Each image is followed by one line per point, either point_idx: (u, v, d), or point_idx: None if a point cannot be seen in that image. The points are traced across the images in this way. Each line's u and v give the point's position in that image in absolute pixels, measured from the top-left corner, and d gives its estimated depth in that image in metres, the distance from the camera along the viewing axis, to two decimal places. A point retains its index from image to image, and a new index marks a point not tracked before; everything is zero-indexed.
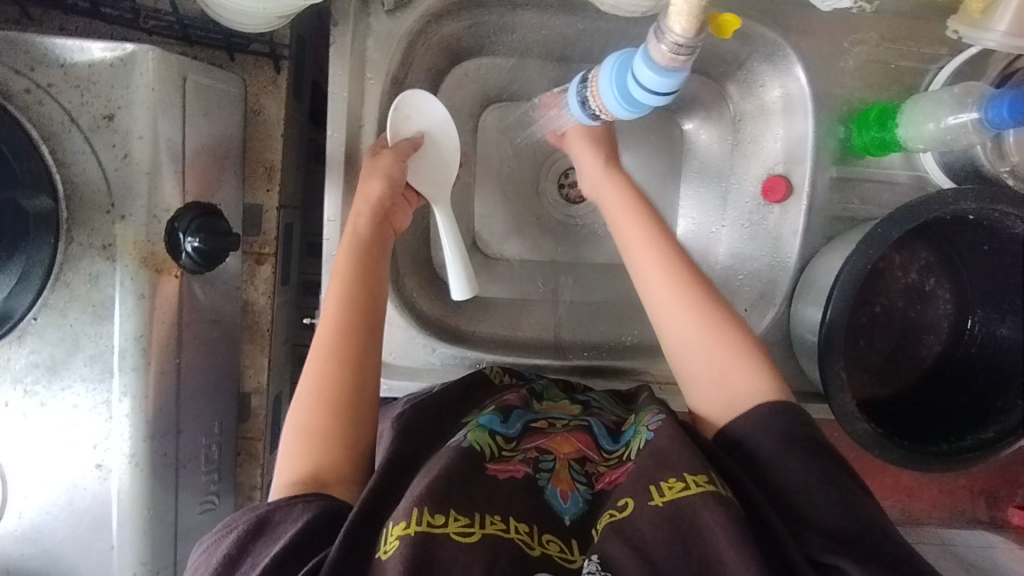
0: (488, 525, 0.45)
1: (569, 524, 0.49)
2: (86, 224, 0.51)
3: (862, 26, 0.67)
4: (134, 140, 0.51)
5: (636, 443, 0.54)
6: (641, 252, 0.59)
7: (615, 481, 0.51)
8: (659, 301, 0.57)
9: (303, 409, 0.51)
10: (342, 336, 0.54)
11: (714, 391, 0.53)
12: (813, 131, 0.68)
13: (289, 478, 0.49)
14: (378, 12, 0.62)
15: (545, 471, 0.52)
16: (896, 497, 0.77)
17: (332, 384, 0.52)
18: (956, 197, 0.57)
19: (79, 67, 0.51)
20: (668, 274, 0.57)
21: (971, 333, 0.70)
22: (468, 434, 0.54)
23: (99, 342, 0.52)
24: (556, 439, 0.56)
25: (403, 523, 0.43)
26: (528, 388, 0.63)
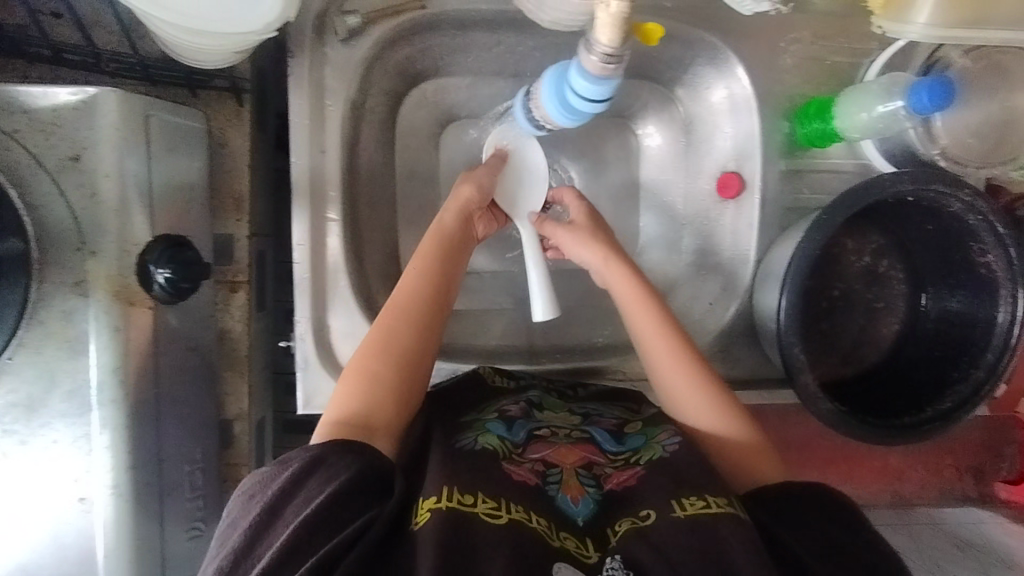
0: (514, 510, 0.48)
1: (581, 525, 0.51)
2: (59, 263, 0.52)
3: (796, 26, 0.71)
4: (102, 179, 0.53)
5: (649, 454, 0.57)
6: (659, 352, 0.61)
7: (625, 484, 0.54)
8: (667, 379, 0.60)
9: (368, 358, 0.55)
10: (418, 304, 0.58)
11: (736, 469, 0.57)
12: (760, 127, 0.71)
13: (339, 415, 0.53)
14: (333, 41, 0.64)
15: (554, 482, 0.54)
16: (886, 484, 0.78)
17: (399, 339, 0.57)
18: (894, 180, 0.61)
19: (44, 112, 0.52)
20: (682, 361, 0.60)
21: (926, 310, 0.73)
22: (478, 437, 0.56)
23: (76, 377, 0.53)
24: (558, 449, 0.57)
25: (434, 498, 0.48)
26: (528, 399, 0.64)
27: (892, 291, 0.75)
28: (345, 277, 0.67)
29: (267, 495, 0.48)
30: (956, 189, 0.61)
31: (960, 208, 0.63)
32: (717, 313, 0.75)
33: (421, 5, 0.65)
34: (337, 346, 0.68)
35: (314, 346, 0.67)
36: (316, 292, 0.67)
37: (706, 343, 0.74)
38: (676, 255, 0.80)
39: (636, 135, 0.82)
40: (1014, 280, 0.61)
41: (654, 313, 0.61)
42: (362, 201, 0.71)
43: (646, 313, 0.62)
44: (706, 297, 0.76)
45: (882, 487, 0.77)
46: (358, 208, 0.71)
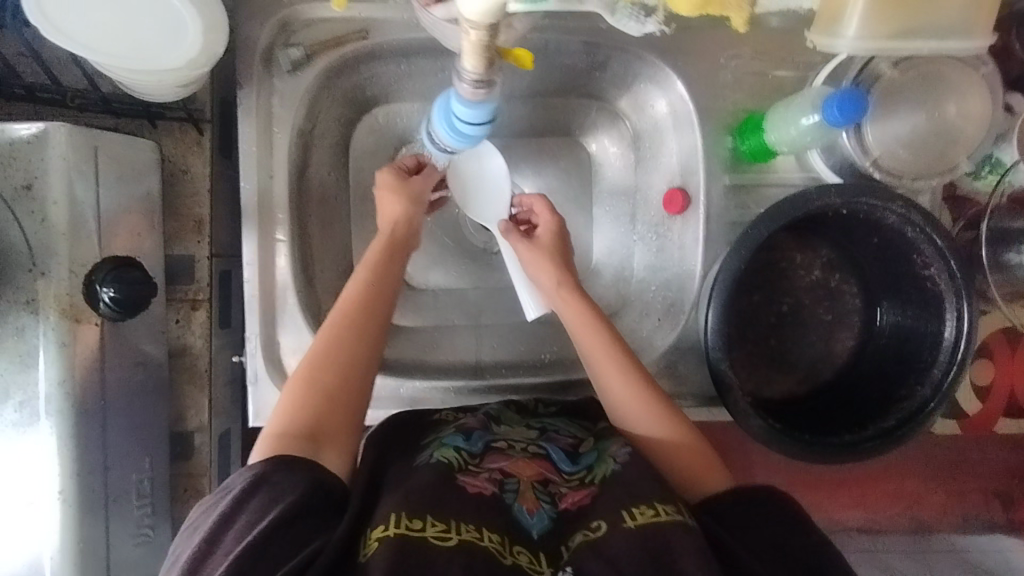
0: (465, 532, 0.49)
1: (536, 539, 0.52)
2: (11, 283, 0.57)
3: (735, 42, 0.71)
4: (51, 205, 0.58)
5: (602, 470, 0.58)
6: (609, 370, 0.62)
7: (580, 503, 0.55)
8: (615, 394, 0.62)
9: (309, 372, 0.57)
10: (358, 314, 0.61)
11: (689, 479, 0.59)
12: (701, 143, 0.71)
13: (282, 429, 0.54)
14: (280, 72, 0.68)
15: (510, 491, 0.55)
16: (902, 506, 0.80)
17: (341, 352, 0.58)
18: (820, 193, 0.60)
19: (1, 145, 0.57)
20: (627, 377, 0.62)
21: (881, 325, 0.71)
22: (437, 452, 0.57)
23: (28, 389, 0.58)
24: (518, 462, 0.58)
25: (383, 526, 0.48)
26: (484, 413, 0.65)
27: (847, 306, 0.73)
28: (294, 296, 0.70)
29: (208, 522, 0.48)
30: (886, 202, 0.60)
31: (896, 220, 0.61)
32: (665, 329, 0.74)
33: (362, 35, 0.68)
34: (287, 361, 0.70)
35: (264, 362, 0.70)
36: (265, 310, 0.70)
37: (653, 360, 0.73)
38: (629, 270, 0.80)
39: (586, 150, 0.83)
40: (958, 295, 0.60)
41: (598, 333, 0.63)
42: (312, 222, 0.75)
43: (591, 333, 0.63)
44: (655, 313, 0.76)
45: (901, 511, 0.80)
46: (308, 229, 0.74)
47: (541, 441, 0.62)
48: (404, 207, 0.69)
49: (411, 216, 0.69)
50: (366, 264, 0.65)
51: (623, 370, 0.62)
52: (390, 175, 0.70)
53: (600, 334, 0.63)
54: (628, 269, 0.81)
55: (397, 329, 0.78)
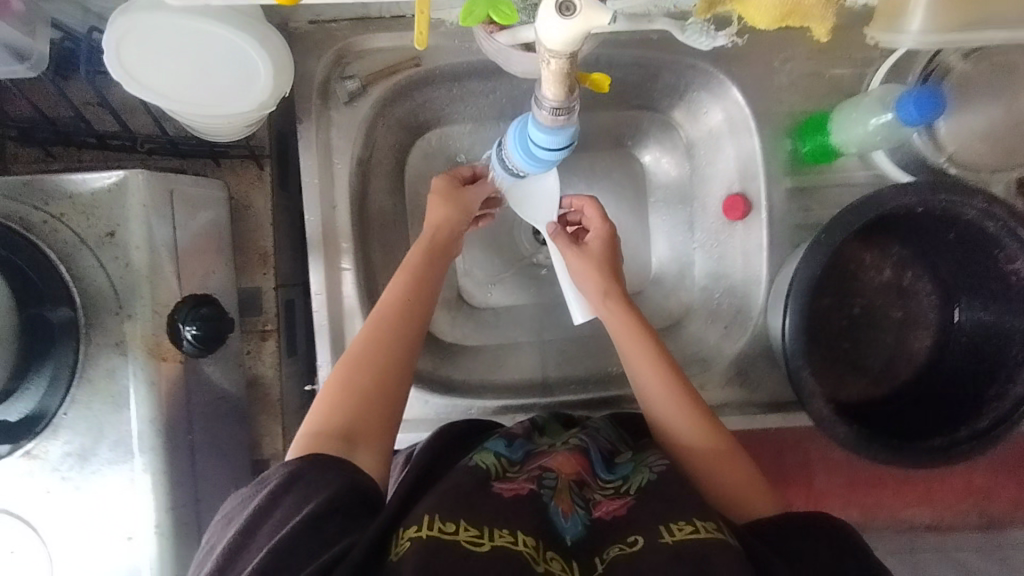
0: (498, 537, 0.48)
1: (569, 544, 0.51)
2: (101, 326, 0.59)
3: (789, 44, 0.70)
4: (134, 250, 0.59)
5: (637, 480, 0.57)
6: (652, 381, 0.61)
7: (615, 512, 0.54)
8: (658, 406, 0.61)
9: (348, 376, 0.59)
10: (397, 323, 0.62)
11: (729, 496, 0.57)
12: (761, 147, 0.70)
13: (319, 426, 0.55)
14: (337, 105, 0.70)
15: (548, 487, 0.55)
16: None
17: (380, 355, 0.60)
18: (896, 192, 0.58)
19: (83, 195, 0.59)
20: (671, 390, 0.61)
21: (959, 324, 0.68)
22: (476, 456, 0.58)
23: (121, 428, 0.60)
24: (557, 459, 0.59)
25: (415, 527, 0.47)
26: (530, 423, 0.66)
27: (922, 305, 0.72)
28: (362, 323, 0.71)
29: (243, 515, 0.49)
30: (967, 199, 0.58)
31: (975, 215, 0.59)
32: (733, 336, 0.73)
33: (416, 62, 0.69)
34: None
35: None
36: (334, 340, 0.71)
37: (722, 370, 0.72)
38: (689, 278, 0.80)
39: (638, 161, 0.82)
40: None
41: (642, 344, 0.63)
42: (373, 248, 0.76)
43: (634, 343, 0.63)
44: (723, 320, 0.75)
45: None
46: (370, 255, 0.75)
47: (583, 435, 0.63)
48: (452, 213, 0.70)
49: (457, 224, 0.70)
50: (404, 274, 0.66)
51: (665, 377, 0.61)
52: (444, 179, 0.71)
53: (643, 341, 0.63)
54: (688, 277, 0.80)
55: (460, 349, 0.78)
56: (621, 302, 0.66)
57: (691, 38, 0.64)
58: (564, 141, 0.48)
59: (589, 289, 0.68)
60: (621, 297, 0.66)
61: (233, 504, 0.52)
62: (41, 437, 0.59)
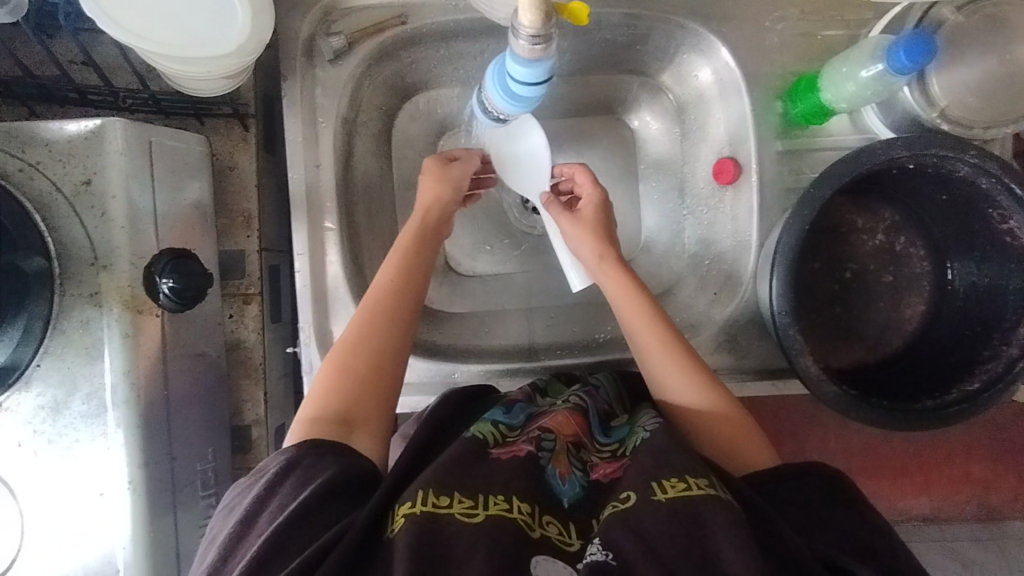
0: (492, 505, 0.46)
1: (567, 506, 0.50)
2: (76, 277, 0.58)
3: (782, 4, 0.69)
4: (111, 200, 0.59)
5: (632, 440, 0.55)
6: (653, 347, 0.60)
7: (612, 475, 0.52)
8: (661, 373, 0.59)
9: (345, 354, 0.57)
10: (393, 298, 0.60)
11: (730, 455, 0.56)
12: (750, 109, 0.68)
13: (315, 409, 0.53)
14: (322, 63, 0.69)
15: (547, 450, 0.53)
16: (969, 494, 0.80)
17: (377, 334, 0.58)
18: (887, 146, 0.56)
19: (61, 143, 0.58)
20: (673, 353, 0.59)
21: (953, 285, 0.67)
22: (473, 426, 0.56)
23: (94, 381, 0.59)
24: (556, 420, 0.57)
25: (409, 503, 0.45)
26: (531, 386, 0.64)
27: (915, 269, 0.70)
28: (345, 286, 0.70)
29: (244, 503, 0.48)
30: (958, 152, 0.56)
31: (967, 171, 0.58)
32: (723, 301, 0.71)
33: (401, 20, 0.68)
34: None
35: (318, 353, 0.69)
36: (317, 302, 0.70)
37: (711, 336, 0.70)
38: (679, 246, 0.79)
39: (629, 125, 0.82)
40: None
41: (642, 310, 0.61)
42: (359, 211, 0.75)
43: (634, 310, 0.61)
44: (712, 286, 0.73)
45: (970, 498, 0.80)
46: (356, 218, 0.74)
47: (581, 396, 0.62)
48: (441, 190, 0.66)
49: (446, 204, 0.67)
50: (397, 249, 0.63)
51: (663, 342, 0.59)
52: (437, 162, 0.68)
53: (640, 303, 0.61)
54: (678, 245, 0.79)
55: (446, 316, 0.77)
56: (619, 269, 0.64)
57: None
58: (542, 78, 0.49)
59: (585, 256, 0.66)
60: (619, 263, 0.64)
61: (236, 494, 0.51)
62: (13, 391, 0.58)
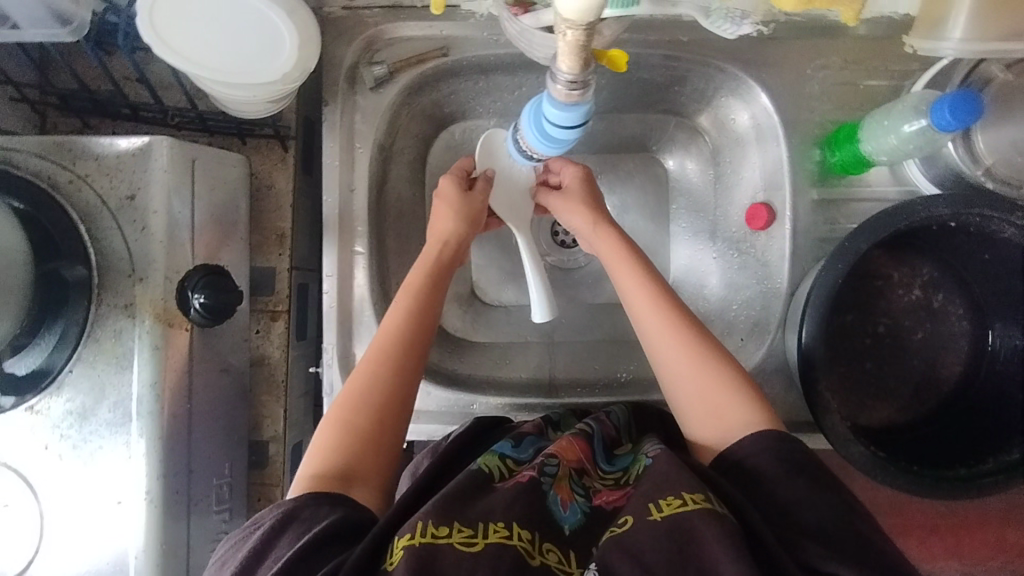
0: (492, 534, 0.45)
1: (568, 535, 0.49)
2: (112, 288, 0.60)
3: (824, 52, 0.68)
4: (151, 215, 0.60)
5: (636, 467, 0.54)
6: (641, 307, 0.60)
7: (614, 502, 0.51)
8: (652, 339, 0.59)
9: (347, 407, 0.56)
10: (395, 345, 0.59)
11: (705, 423, 0.55)
12: (787, 156, 0.67)
13: (317, 468, 0.53)
14: (363, 90, 0.70)
15: (549, 475, 0.51)
16: (1000, 559, 0.74)
17: (379, 385, 0.57)
18: (928, 204, 0.55)
19: (109, 157, 0.61)
20: (663, 318, 0.58)
21: (993, 349, 0.66)
22: (479, 458, 0.54)
23: (121, 390, 0.60)
24: (561, 444, 0.56)
25: (408, 535, 0.44)
26: (544, 416, 0.63)
27: (951, 328, 0.68)
28: (371, 309, 0.70)
29: (239, 556, 0.48)
30: (1004, 213, 0.55)
31: (1013, 233, 0.56)
32: (749, 350, 0.70)
33: (443, 52, 0.70)
34: None
35: (340, 375, 0.69)
36: (342, 323, 0.70)
37: None
38: (706, 289, 0.78)
39: (662, 165, 0.82)
40: None
41: (635, 274, 0.61)
42: (389, 235, 0.75)
43: (628, 272, 0.62)
44: (739, 333, 0.72)
45: (1003, 562, 0.74)
46: (385, 243, 0.75)
47: (590, 422, 0.60)
48: (460, 225, 0.68)
49: (462, 236, 0.68)
50: (407, 290, 0.63)
51: (655, 300, 0.60)
52: (451, 184, 0.69)
53: (641, 277, 0.61)
54: (704, 288, 0.78)
55: (468, 344, 0.77)
56: (614, 234, 0.65)
57: (715, 25, 0.61)
58: (579, 118, 0.49)
59: (599, 247, 0.65)
60: (611, 227, 0.66)
61: (228, 548, 0.50)
62: (44, 395, 0.59)
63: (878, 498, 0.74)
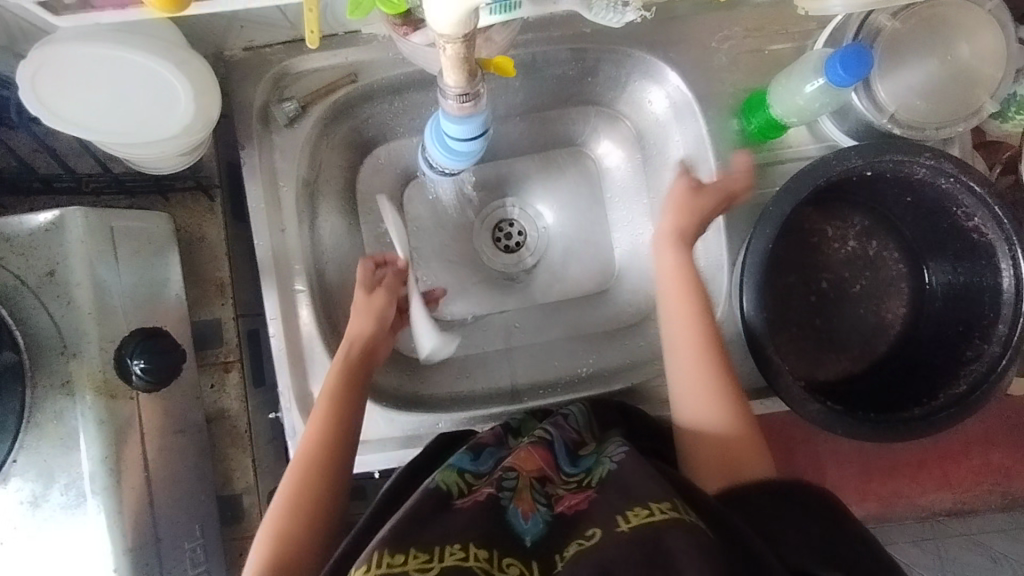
0: (449, 556, 0.43)
1: (530, 545, 0.47)
2: (46, 368, 0.58)
3: (725, 24, 0.69)
4: (75, 287, 0.59)
5: (599, 471, 0.54)
6: (682, 323, 0.61)
7: (577, 506, 0.50)
8: (687, 373, 0.60)
9: (285, 514, 0.56)
10: (329, 452, 0.59)
11: (716, 461, 0.58)
12: (706, 130, 0.68)
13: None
14: (278, 127, 0.69)
15: (508, 490, 0.51)
16: (987, 483, 0.76)
17: (311, 490, 0.57)
18: (842, 156, 0.57)
19: (22, 235, 0.59)
20: (704, 345, 0.60)
21: (932, 287, 0.68)
22: (438, 475, 0.53)
23: (72, 470, 0.58)
24: (519, 455, 0.55)
25: (363, 568, 0.42)
26: (503, 425, 0.63)
27: (891, 273, 0.70)
28: (321, 345, 0.70)
29: None
30: (914, 156, 0.56)
31: (926, 173, 0.58)
32: None
33: (352, 78, 0.69)
34: None
35: (300, 416, 0.68)
36: (294, 364, 0.69)
37: None
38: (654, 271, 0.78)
39: (592, 155, 0.82)
40: (1010, 241, 0.56)
41: (691, 296, 0.61)
42: (330, 267, 0.75)
43: (681, 296, 0.62)
44: None
45: (985, 487, 0.75)
46: (327, 276, 0.74)
47: (548, 427, 0.60)
48: (366, 324, 0.66)
49: (375, 336, 0.66)
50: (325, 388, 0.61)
51: (699, 329, 0.61)
52: (360, 280, 0.68)
53: (693, 299, 0.61)
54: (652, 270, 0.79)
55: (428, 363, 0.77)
56: (681, 259, 0.63)
57: (599, 16, 0.59)
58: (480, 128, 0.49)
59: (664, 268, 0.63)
60: (683, 250, 0.63)
61: None
62: None
63: (839, 453, 0.74)
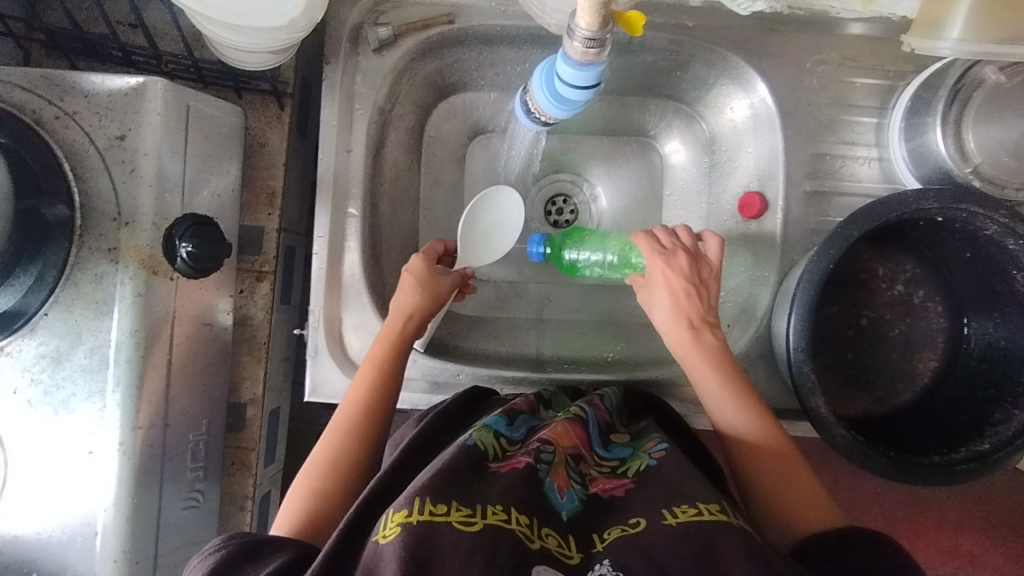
0: (490, 515, 0.43)
1: (565, 520, 0.47)
2: (96, 230, 0.58)
3: (823, 48, 0.70)
4: (141, 156, 0.58)
5: (635, 462, 0.53)
6: (704, 369, 0.57)
7: (611, 491, 0.50)
8: (711, 401, 0.56)
9: (321, 456, 0.54)
10: (375, 407, 0.57)
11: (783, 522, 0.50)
12: (783, 146, 0.68)
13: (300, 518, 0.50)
14: (366, 51, 0.69)
15: (545, 462, 0.50)
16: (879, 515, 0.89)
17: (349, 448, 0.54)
18: (921, 198, 0.56)
19: (100, 95, 0.59)
20: (718, 367, 0.57)
21: (969, 342, 0.67)
22: (474, 434, 0.52)
23: (100, 335, 0.58)
24: (555, 429, 0.54)
25: (404, 511, 0.42)
26: (535, 396, 0.62)
27: (929, 324, 0.70)
28: (361, 274, 0.69)
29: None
30: (989, 211, 0.56)
31: (996, 230, 0.58)
32: (734, 335, 0.71)
33: (448, 19, 0.69)
34: (347, 337, 0.69)
35: (325, 338, 0.68)
36: (331, 285, 0.69)
37: None
38: None
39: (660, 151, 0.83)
40: None
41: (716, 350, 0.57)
42: (383, 201, 0.74)
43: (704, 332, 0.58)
44: (726, 318, 0.73)
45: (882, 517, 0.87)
46: (379, 209, 0.74)
47: (584, 405, 0.59)
48: (423, 301, 0.63)
49: (426, 313, 0.63)
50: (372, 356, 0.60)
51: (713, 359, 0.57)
52: (422, 263, 0.66)
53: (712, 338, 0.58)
54: None
55: (457, 318, 0.77)
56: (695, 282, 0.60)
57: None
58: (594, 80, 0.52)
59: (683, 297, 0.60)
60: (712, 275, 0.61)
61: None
62: (16, 337, 0.57)
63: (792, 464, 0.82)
